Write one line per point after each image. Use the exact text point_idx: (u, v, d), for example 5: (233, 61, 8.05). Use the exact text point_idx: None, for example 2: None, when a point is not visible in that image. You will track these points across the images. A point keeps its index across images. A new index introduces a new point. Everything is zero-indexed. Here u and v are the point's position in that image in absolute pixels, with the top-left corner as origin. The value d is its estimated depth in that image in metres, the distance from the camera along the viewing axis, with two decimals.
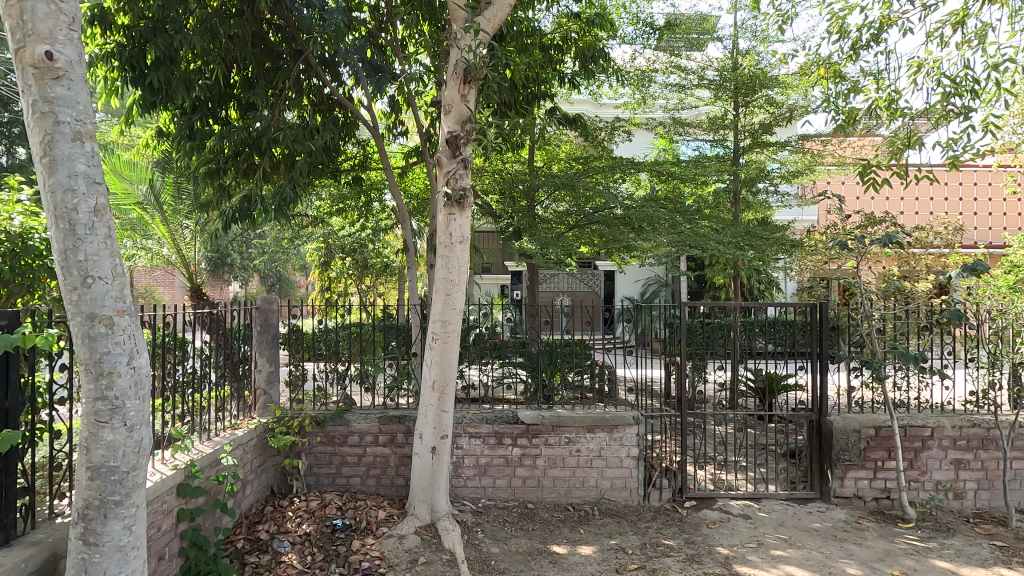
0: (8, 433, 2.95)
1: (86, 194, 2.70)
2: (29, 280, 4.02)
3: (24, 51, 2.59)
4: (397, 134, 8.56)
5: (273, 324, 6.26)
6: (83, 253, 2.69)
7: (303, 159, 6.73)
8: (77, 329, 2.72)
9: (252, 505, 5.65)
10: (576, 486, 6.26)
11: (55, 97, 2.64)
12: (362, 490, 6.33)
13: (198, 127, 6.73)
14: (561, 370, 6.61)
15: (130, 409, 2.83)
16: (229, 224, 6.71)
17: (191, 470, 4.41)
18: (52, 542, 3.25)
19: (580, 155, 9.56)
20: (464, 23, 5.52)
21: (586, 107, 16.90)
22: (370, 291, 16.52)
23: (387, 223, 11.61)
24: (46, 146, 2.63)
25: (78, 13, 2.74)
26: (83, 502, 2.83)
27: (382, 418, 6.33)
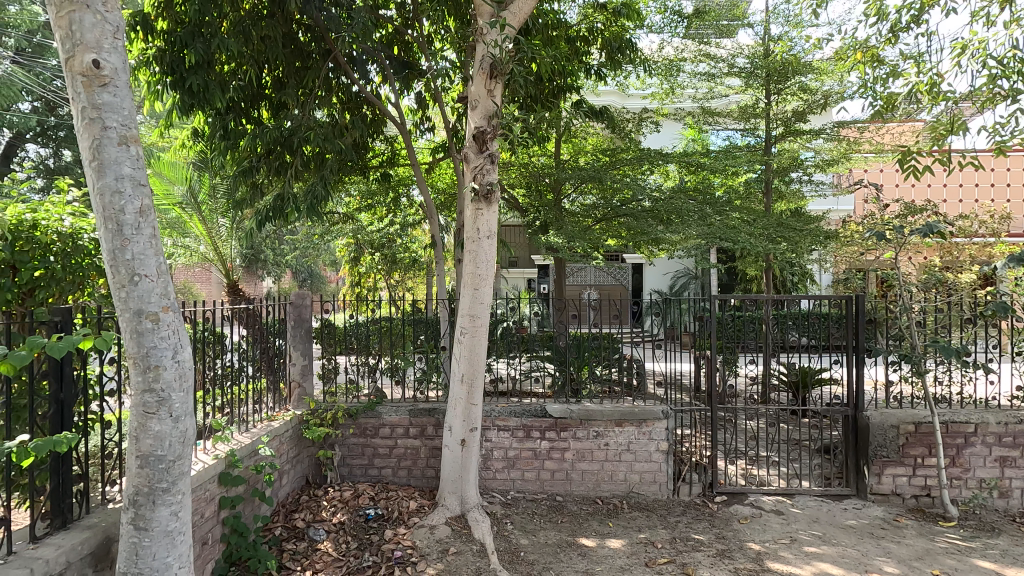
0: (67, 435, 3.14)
1: (132, 195, 2.83)
2: (79, 278, 4.21)
3: (73, 60, 2.71)
4: (424, 130, 8.63)
5: (306, 319, 6.39)
6: (129, 252, 2.81)
7: (333, 157, 6.88)
8: (125, 325, 2.85)
9: (289, 494, 5.84)
10: (604, 480, 6.27)
11: (102, 103, 2.76)
12: (393, 481, 6.46)
13: (232, 127, 6.92)
14: (589, 364, 6.58)
15: (175, 401, 2.96)
16: (263, 222, 6.92)
17: (231, 459, 4.58)
18: (105, 527, 3.43)
19: (607, 146, 9.49)
20: (490, 17, 5.53)
21: (613, 97, 16.86)
22: (399, 285, 16.77)
23: (414, 219, 11.71)
24: (95, 151, 2.76)
25: (122, 22, 2.86)
26: (133, 488, 2.98)
27: (413, 410, 6.44)
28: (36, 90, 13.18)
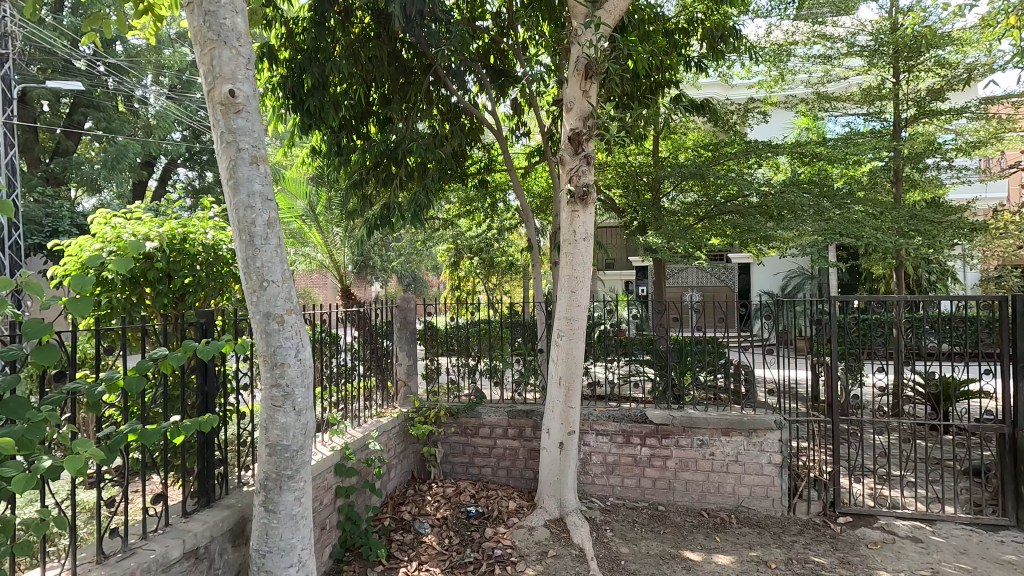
0: (208, 417, 3.41)
1: (262, 209, 3.14)
2: (220, 284, 4.71)
3: (214, 91, 3.07)
4: (520, 135, 8.77)
5: (411, 321, 6.71)
6: (259, 260, 3.12)
7: (434, 166, 7.22)
8: (256, 325, 3.16)
9: (396, 487, 6.16)
10: (710, 491, 5.96)
11: (236, 128, 3.09)
12: (493, 480, 6.59)
13: (344, 143, 7.47)
14: (692, 369, 6.30)
15: (298, 395, 3.23)
16: (372, 230, 7.39)
17: (345, 451, 4.92)
18: (241, 507, 3.82)
19: (710, 141, 9.05)
20: (585, 18, 5.49)
21: (716, 89, 16.09)
22: (496, 289, 17.13)
23: (510, 223, 11.91)
24: (231, 170, 3.09)
25: (252, 54, 3.18)
26: (264, 474, 3.29)
27: (511, 412, 6.54)
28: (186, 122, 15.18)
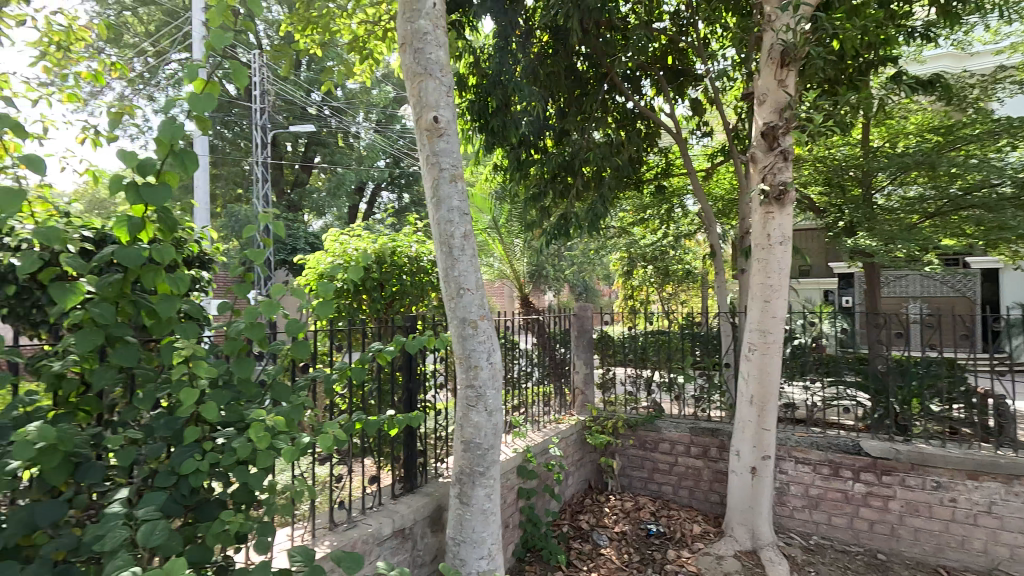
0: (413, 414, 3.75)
1: (459, 223, 3.41)
2: (421, 291, 5.24)
3: (421, 119, 3.43)
4: (700, 136, 8.31)
5: (588, 330, 6.73)
6: (457, 269, 3.39)
7: (610, 175, 7.25)
8: (454, 329, 3.45)
9: (574, 495, 6.19)
10: (951, 546, 4.90)
11: (439, 150, 3.41)
12: (674, 500, 6.26)
13: (524, 159, 7.80)
14: (920, 396, 5.33)
15: (490, 397, 3.44)
16: (550, 241, 7.61)
17: (527, 454, 5.10)
18: (438, 496, 4.16)
19: (940, 123, 7.59)
20: (780, 1, 5.00)
21: (945, 61, 13.48)
22: (672, 298, 16.42)
23: (689, 230, 11.33)
24: (435, 189, 3.42)
25: (452, 82, 3.49)
26: (459, 468, 3.54)
27: (694, 429, 6.16)
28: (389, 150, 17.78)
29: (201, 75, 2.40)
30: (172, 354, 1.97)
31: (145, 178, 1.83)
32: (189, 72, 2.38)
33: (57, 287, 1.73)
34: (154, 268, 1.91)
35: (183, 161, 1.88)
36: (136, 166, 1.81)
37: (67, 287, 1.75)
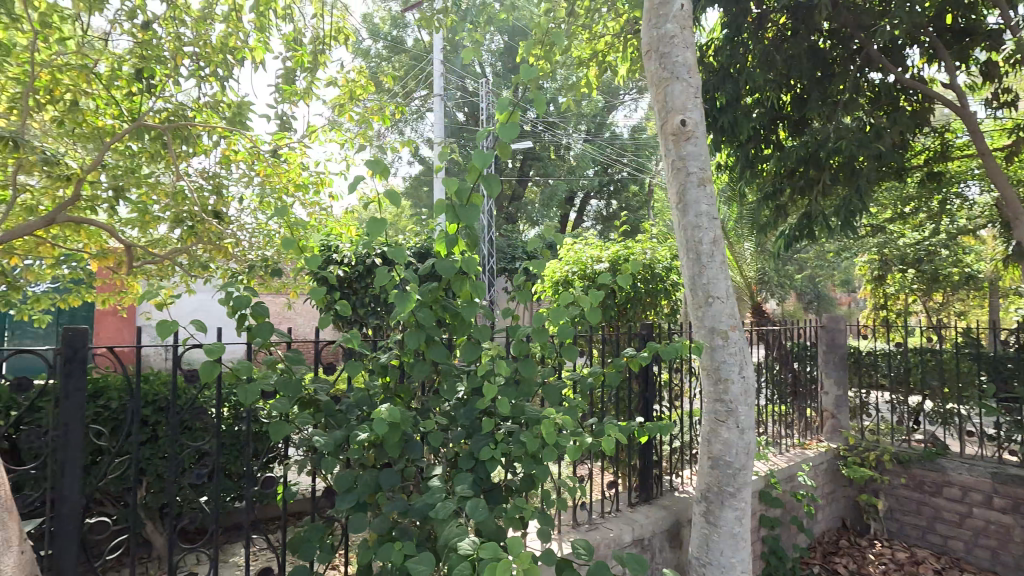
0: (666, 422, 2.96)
1: (708, 228, 3.27)
2: (656, 299, 4.92)
3: (667, 125, 3.36)
4: (997, 107, 6.64)
5: (841, 344, 5.87)
6: (706, 277, 3.25)
7: (869, 163, 5.93)
8: (701, 340, 3.32)
9: (826, 532, 5.43)
10: None
11: (686, 154, 3.31)
12: (967, 560, 5.06)
13: (755, 156, 6.79)
14: None
15: (742, 413, 3.24)
16: (790, 244, 6.81)
17: (771, 479, 4.63)
18: (677, 511, 4.04)
19: None
20: None
21: None
22: (943, 310, 13.42)
23: (973, 224, 9.14)
24: (681, 194, 3.33)
25: (701, 83, 3.37)
26: (705, 485, 3.37)
27: (998, 475, 4.91)
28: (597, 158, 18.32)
29: (508, 107, 2.36)
30: (475, 352, 2.28)
31: (462, 202, 2.14)
32: (498, 104, 2.35)
33: (400, 295, 2.14)
34: (464, 278, 2.22)
35: (490, 184, 2.15)
36: (455, 191, 2.11)
37: (407, 295, 2.13)
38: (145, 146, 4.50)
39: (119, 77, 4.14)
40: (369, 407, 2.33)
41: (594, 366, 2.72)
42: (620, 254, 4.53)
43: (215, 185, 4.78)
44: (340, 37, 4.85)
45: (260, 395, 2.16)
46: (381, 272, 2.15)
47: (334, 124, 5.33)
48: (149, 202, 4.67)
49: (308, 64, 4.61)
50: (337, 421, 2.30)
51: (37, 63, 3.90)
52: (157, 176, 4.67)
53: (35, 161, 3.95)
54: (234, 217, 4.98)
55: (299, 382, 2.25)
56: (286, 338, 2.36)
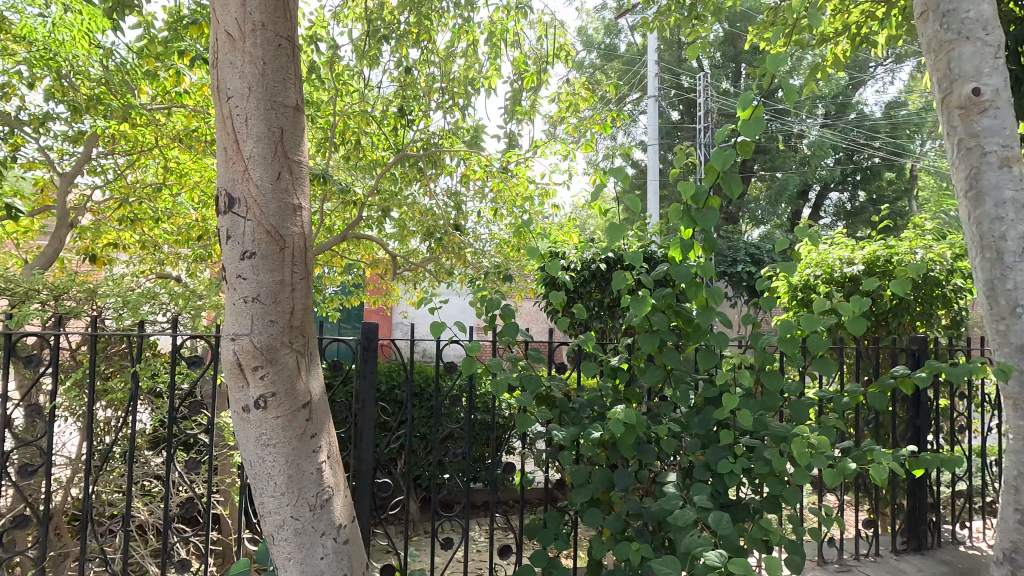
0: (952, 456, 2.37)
1: (1016, 220, 2.60)
2: (929, 307, 3.99)
3: (951, 96, 2.77)
4: None
5: None
6: (1012, 281, 2.59)
7: None
8: (1004, 359, 2.66)
9: None
10: None
11: (981, 130, 2.68)
12: None
13: None
14: None
15: None
16: None
17: None
18: (963, 570, 3.28)
19: None
20: None
21: None
22: None
23: None
24: (974, 180, 2.71)
25: (1003, 38, 2.69)
26: (1010, 543, 2.67)
27: None
28: (841, 145, 16.05)
29: (752, 102, 2.11)
30: (712, 360, 2.22)
31: (698, 205, 2.10)
32: (740, 100, 2.12)
33: (636, 298, 2.19)
34: (700, 283, 2.18)
35: (729, 186, 2.10)
36: (692, 196, 2.08)
37: (643, 298, 2.17)
38: (405, 172, 5.36)
39: (388, 117, 5.01)
40: (601, 407, 2.43)
41: (853, 384, 2.39)
42: (887, 255, 3.71)
43: (457, 201, 5.45)
44: (562, 54, 5.11)
45: (508, 388, 2.36)
46: (618, 277, 2.23)
47: (556, 137, 5.63)
48: (408, 219, 5.55)
49: (534, 84, 4.97)
50: (571, 417, 2.43)
51: (336, 113, 4.94)
52: (413, 197, 5.52)
53: (333, 191, 5.02)
54: (471, 228, 5.61)
55: (539, 378, 2.42)
56: (528, 337, 2.58)
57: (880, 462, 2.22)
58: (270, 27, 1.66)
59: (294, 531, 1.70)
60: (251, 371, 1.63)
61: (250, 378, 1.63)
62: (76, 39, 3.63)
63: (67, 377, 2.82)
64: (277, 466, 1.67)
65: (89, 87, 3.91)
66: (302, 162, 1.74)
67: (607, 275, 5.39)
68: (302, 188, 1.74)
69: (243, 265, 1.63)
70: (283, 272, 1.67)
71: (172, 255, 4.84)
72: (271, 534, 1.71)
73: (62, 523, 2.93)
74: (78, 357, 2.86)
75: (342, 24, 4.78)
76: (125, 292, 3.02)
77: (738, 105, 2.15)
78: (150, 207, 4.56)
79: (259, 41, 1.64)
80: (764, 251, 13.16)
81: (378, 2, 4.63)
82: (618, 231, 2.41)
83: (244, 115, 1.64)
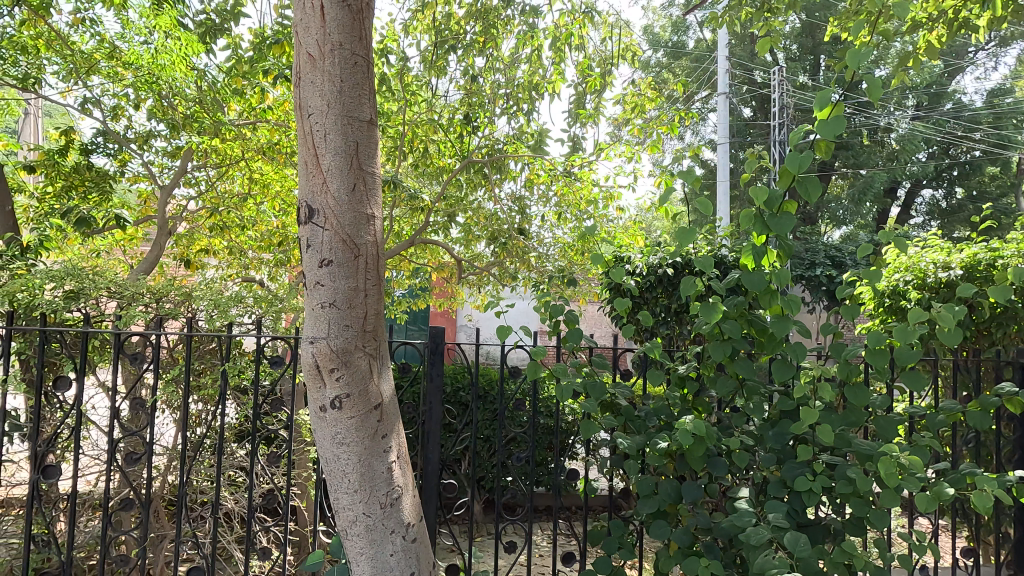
0: None
1: None
2: None
3: None
4: None
5: None
6: None
7: None
8: None
9: None
10: None
11: None
12: None
13: None
14: None
15: None
16: None
17: None
18: None
19: None
20: None
21: None
22: None
23: None
24: None
25: None
26: None
27: None
28: (934, 138, 14.83)
29: (831, 100, 2.00)
30: (789, 372, 2.11)
31: (772, 210, 2.01)
32: (818, 98, 2.02)
33: (706, 306, 2.12)
34: (774, 292, 2.08)
35: (807, 189, 1.98)
36: (765, 200, 1.99)
37: (713, 306, 2.10)
38: (471, 178, 5.46)
39: (454, 124, 5.12)
40: (668, 416, 2.38)
41: (951, 401, 2.21)
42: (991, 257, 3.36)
43: (521, 206, 5.48)
44: (628, 55, 5.04)
45: (572, 394, 2.36)
46: (686, 283, 2.17)
47: (621, 139, 5.55)
48: (473, 225, 5.65)
49: (599, 86, 4.92)
50: (636, 426, 2.38)
51: (405, 123, 5.11)
52: (479, 202, 5.62)
53: (403, 198, 5.19)
54: (535, 233, 5.64)
55: (603, 384, 2.39)
56: (593, 343, 2.56)
57: (982, 487, 2.04)
58: (347, 46, 1.74)
59: (366, 527, 1.78)
60: (328, 373, 1.71)
61: (327, 379, 1.72)
62: (175, 62, 4.03)
63: (165, 373, 3.08)
64: (350, 465, 1.75)
65: (187, 106, 4.26)
66: (375, 173, 1.82)
67: (674, 280, 5.26)
68: (376, 198, 1.82)
69: (321, 272, 1.73)
70: (358, 279, 1.75)
71: (256, 260, 5.18)
72: (345, 529, 1.80)
73: (160, 507, 3.20)
74: (175, 355, 3.12)
75: (411, 36, 4.95)
76: (216, 295, 3.26)
77: (817, 103, 2.05)
78: (237, 215, 4.90)
79: (337, 60, 1.73)
80: (846, 254, 12.36)
81: (446, 13, 4.75)
82: (687, 235, 2.35)
83: (324, 131, 1.73)
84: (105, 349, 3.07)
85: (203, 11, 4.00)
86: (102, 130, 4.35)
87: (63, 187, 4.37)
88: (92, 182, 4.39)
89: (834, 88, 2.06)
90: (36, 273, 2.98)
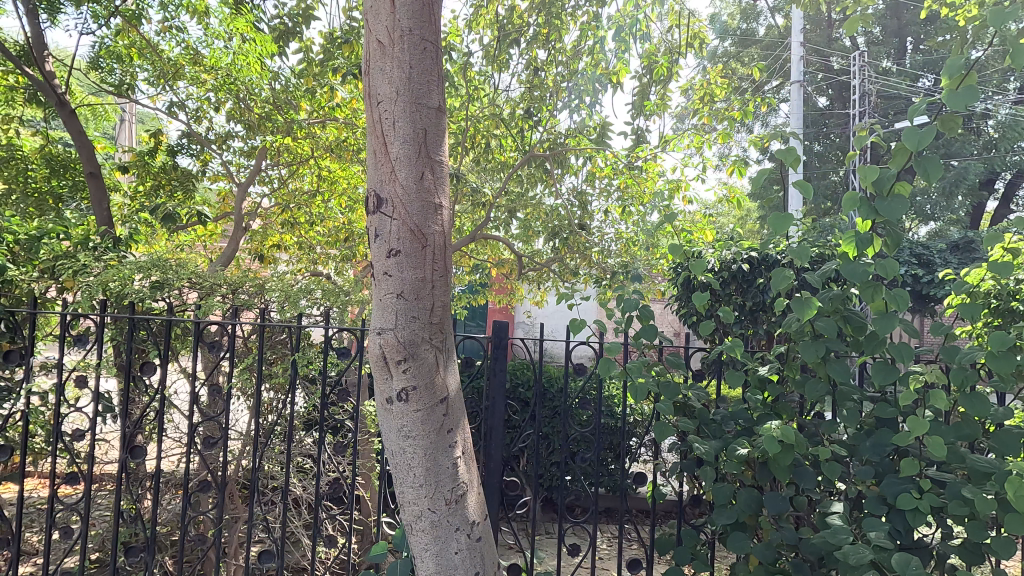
0: None
1: None
2: None
3: None
4: None
5: None
6: None
7: None
8: None
9: None
10: None
11: None
12: None
13: None
14: None
15: None
16: None
17: None
18: None
19: None
20: None
21: None
22: None
23: None
24: None
25: None
26: None
27: None
28: None
29: (959, 69, 1.88)
30: (891, 377, 1.93)
31: (882, 194, 1.85)
32: (945, 69, 1.92)
33: (799, 300, 1.96)
34: (878, 285, 1.89)
35: (926, 169, 1.82)
36: (873, 182, 1.84)
37: (808, 300, 1.94)
38: (532, 173, 5.37)
39: (516, 119, 5.06)
40: (747, 421, 2.23)
41: None
42: None
43: (583, 200, 5.34)
44: (696, 42, 4.77)
45: (645, 394, 2.23)
46: (778, 274, 2.01)
47: (690, 129, 5.30)
48: (533, 220, 5.55)
49: (665, 75, 4.68)
50: (712, 430, 2.23)
51: (467, 119, 5.08)
52: (538, 197, 5.49)
53: (465, 193, 5.18)
54: (597, 228, 5.47)
55: (678, 385, 2.26)
56: (665, 341, 2.42)
57: None
58: (417, 32, 1.71)
59: (431, 523, 1.74)
60: (395, 365, 1.69)
61: (394, 371, 1.69)
62: (251, 65, 4.21)
63: (240, 361, 3.18)
64: (416, 459, 1.72)
65: (262, 108, 4.41)
66: (442, 161, 1.78)
67: (749, 277, 5.00)
68: (444, 188, 1.78)
69: (389, 262, 1.70)
70: (426, 269, 1.72)
71: (324, 256, 5.32)
72: (410, 523, 1.77)
73: (234, 490, 3.31)
74: (249, 345, 3.21)
75: (475, 31, 4.91)
76: (286, 287, 3.35)
77: (942, 75, 1.94)
78: (306, 212, 5.04)
79: (407, 46, 1.70)
80: (935, 252, 11.37)
81: (509, 7, 4.68)
82: (787, 219, 2.15)
83: (393, 118, 1.71)
84: (186, 337, 3.22)
85: (278, 15, 4.14)
86: (185, 132, 4.56)
87: (151, 186, 4.65)
88: (177, 181, 4.60)
89: (963, 56, 1.94)
90: (127, 264, 3.17)
